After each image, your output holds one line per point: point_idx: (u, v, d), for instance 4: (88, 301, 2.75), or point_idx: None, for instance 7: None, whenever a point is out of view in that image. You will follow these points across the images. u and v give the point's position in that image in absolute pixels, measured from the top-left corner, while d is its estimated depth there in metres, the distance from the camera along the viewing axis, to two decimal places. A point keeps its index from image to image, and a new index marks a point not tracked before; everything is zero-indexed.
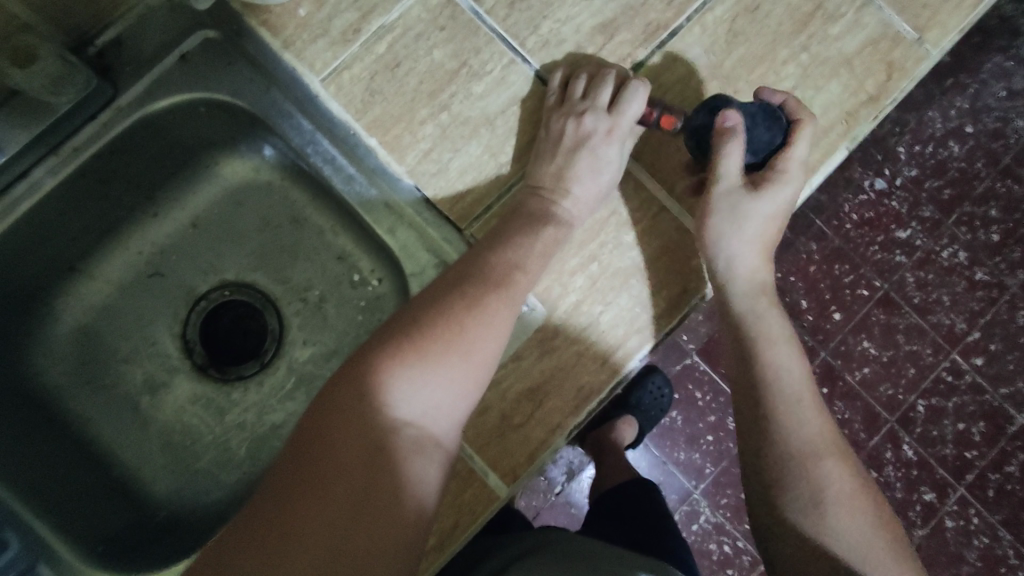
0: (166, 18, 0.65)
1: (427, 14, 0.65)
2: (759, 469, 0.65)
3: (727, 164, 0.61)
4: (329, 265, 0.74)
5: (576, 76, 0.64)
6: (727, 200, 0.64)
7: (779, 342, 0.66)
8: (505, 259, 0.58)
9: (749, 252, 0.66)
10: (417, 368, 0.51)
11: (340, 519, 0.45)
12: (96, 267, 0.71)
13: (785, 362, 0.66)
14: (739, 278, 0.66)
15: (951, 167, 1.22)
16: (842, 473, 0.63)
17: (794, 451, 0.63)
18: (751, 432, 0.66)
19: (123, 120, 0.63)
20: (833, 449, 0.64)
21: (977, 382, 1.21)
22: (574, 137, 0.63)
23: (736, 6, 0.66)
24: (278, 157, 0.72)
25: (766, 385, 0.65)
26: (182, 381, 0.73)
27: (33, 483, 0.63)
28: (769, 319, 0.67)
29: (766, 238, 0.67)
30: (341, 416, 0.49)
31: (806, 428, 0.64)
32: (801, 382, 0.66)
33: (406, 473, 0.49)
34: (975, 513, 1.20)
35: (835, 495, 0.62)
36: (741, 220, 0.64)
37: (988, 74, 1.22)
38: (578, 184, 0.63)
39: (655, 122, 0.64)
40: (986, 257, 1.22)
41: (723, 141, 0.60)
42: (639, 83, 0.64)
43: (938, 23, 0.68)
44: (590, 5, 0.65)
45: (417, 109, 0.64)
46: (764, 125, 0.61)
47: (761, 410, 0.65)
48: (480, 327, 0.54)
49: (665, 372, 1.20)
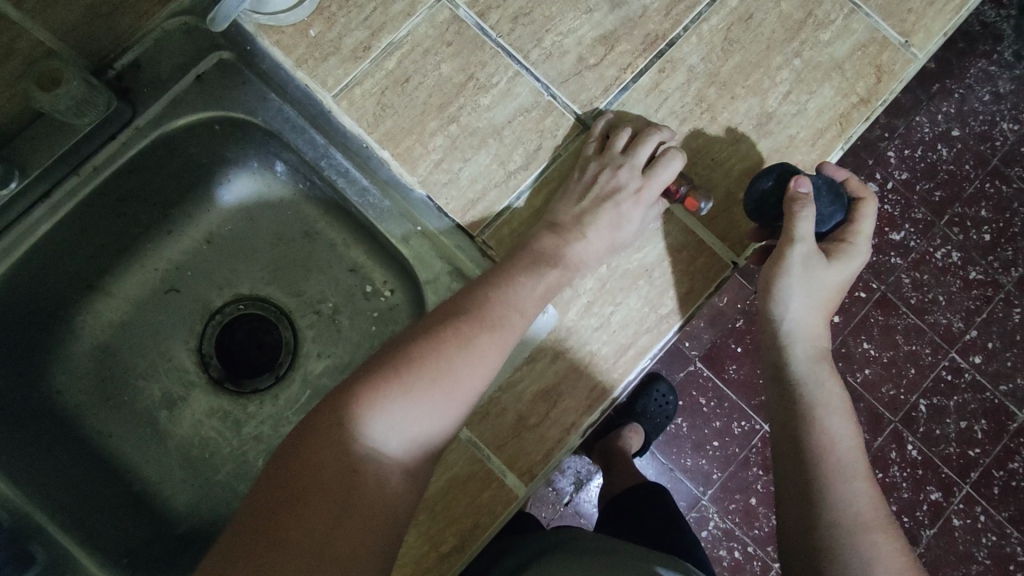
0: (182, 40, 0.67)
1: (434, 30, 0.67)
2: (806, 536, 0.65)
3: (804, 230, 0.65)
4: (341, 277, 0.76)
5: (622, 130, 0.67)
6: (800, 262, 0.68)
7: (837, 417, 0.69)
8: (498, 292, 0.59)
9: (808, 310, 0.71)
10: (400, 398, 0.52)
11: (319, 533, 0.46)
12: (113, 285, 0.72)
13: (841, 434, 0.68)
14: (798, 333, 0.72)
15: (940, 169, 1.25)
16: (893, 550, 0.62)
17: (843, 520, 0.63)
18: (802, 498, 0.66)
19: (142, 139, 0.65)
20: (886, 527, 0.64)
21: (977, 380, 1.23)
22: (604, 187, 0.66)
23: (730, 15, 0.69)
24: (290, 173, 0.73)
25: (819, 456, 0.66)
26: (199, 395, 0.73)
27: (61, 499, 0.64)
28: (827, 393, 0.70)
29: (831, 302, 0.72)
30: (323, 436, 0.49)
31: (858, 500, 0.64)
32: (854, 457, 0.67)
33: (384, 497, 0.49)
34: (982, 511, 1.21)
35: (885, 571, 0.61)
36: (813, 283, 0.69)
37: (972, 79, 1.26)
38: (594, 232, 0.64)
39: (679, 199, 0.67)
40: (979, 256, 1.24)
41: (808, 208, 0.64)
42: (675, 155, 0.66)
43: (922, 27, 0.71)
44: (590, 19, 0.68)
45: (427, 121, 0.67)
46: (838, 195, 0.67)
47: (809, 475, 0.66)
48: (466, 361, 0.55)
49: (670, 380, 1.22)
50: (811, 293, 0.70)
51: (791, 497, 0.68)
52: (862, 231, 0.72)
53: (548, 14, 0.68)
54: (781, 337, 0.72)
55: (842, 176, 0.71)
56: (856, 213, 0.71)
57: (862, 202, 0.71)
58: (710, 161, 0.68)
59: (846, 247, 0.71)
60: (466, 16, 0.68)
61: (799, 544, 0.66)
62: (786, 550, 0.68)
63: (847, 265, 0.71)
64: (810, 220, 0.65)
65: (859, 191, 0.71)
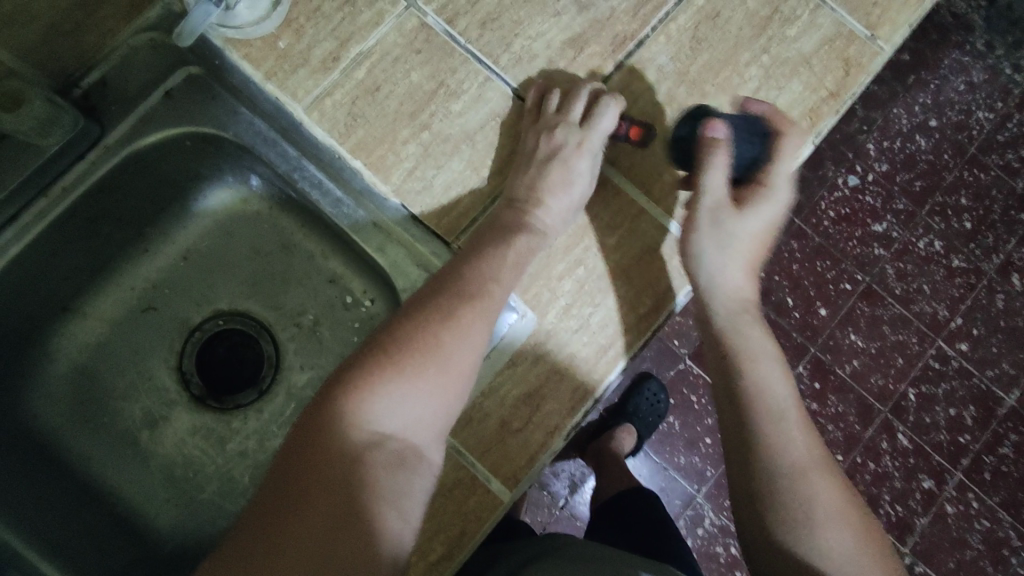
0: (149, 56, 0.67)
1: (403, 38, 0.67)
2: (750, 486, 0.62)
3: (713, 177, 0.65)
4: (320, 288, 0.75)
5: (553, 92, 0.67)
6: (709, 213, 0.66)
7: (766, 362, 0.65)
8: (479, 271, 0.59)
9: (735, 266, 0.68)
10: (392, 382, 0.52)
11: (321, 531, 0.44)
12: (88, 305, 0.72)
13: (771, 380, 0.64)
14: (722, 289, 0.68)
15: (919, 160, 1.26)
16: (830, 489, 0.60)
17: (781, 467, 0.60)
18: (741, 449, 0.63)
19: (112, 158, 0.65)
20: (824, 468, 0.61)
21: (964, 366, 1.24)
22: (548, 149, 0.66)
23: (698, 14, 0.69)
24: (265, 186, 0.73)
25: (753, 403, 0.63)
26: (180, 413, 0.73)
27: (41, 525, 0.62)
28: (753, 339, 0.67)
29: (751, 254, 0.70)
30: (321, 434, 0.50)
31: (795, 445, 0.61)
32: (785, 400, 0.64)
33: (388, 485, 0.49)
34: (974, 497, 1.21)
35: (822, 511, 0.58)
36: (724, 233, 0.67)
37: (946, 69, 1.28)
38: (554, 196, 0.64)
39: (624, 134, 0.68)
40: (961, 244, 1.26)
41: (716, 150, 0.64)
42: (611, 98, 0.67)
43: (888, 19, 0.71)
44: (559, 22, 0.68)
45: (399, 130, 0.67)
46: (753, 135, 0.66)
47: (745, 424, 0.63)
48: (451, 332, 0.55)
49: (660, 379, 1.22)
50: (725, 244, 0.67)
51: (732, 449, 0.64)
52: (781, 169, 0.68)
53: (516, 19, 0.68)
54: (701, 293, 0.68)
55: (762, 108, 0.67)
56: (776, 150, 0.67)
57: (782, 136, 0.66)
58: (685, 161, 0.69)
59: (762, 190, 0.69)
60: (434, 23, 0.68)
61: (742, 496, 0.63)
62: (734, 503, 0.65)
63: (759, 213, 0.69)
64: (719, 169, 0.65)
65: (779, 126, 0.67)
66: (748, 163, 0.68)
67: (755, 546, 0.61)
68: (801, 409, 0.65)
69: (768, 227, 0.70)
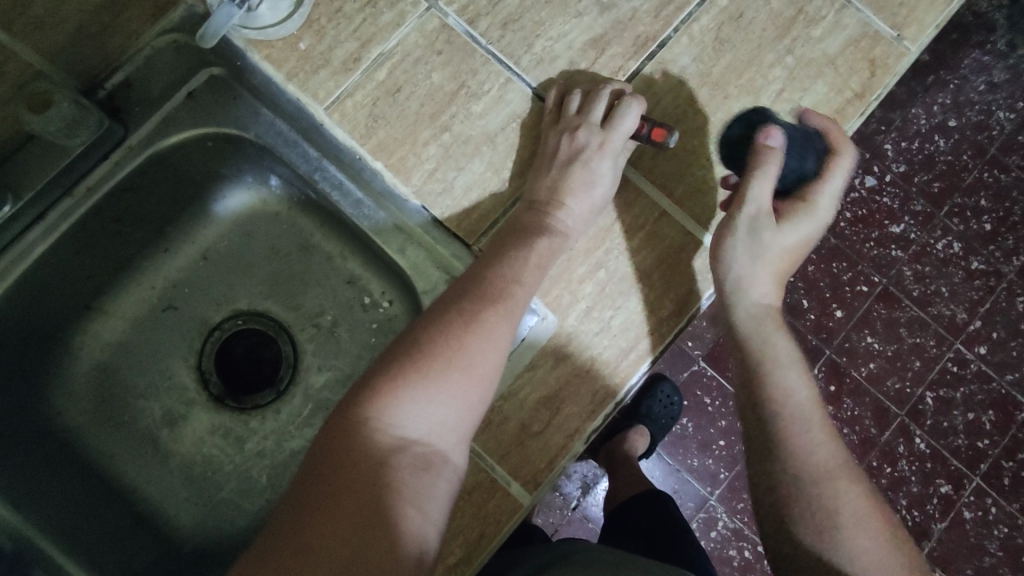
0: (172, 58, 0.67)
1: (424, 39, 0.67)
2: (775, 488, 0.64)
3: (761, 186, 0.65)
4: (339, 289, 0.75)
5: (574, 92, 0.67)
6: (749, 221, 0.66)
7: (787, 367, 0.67)
8: (500, 273, 0.59)
9: (766, 273, 0.69)
10: (416, 385, 0.52)
11: (349, 534, 0.45)
12: (109, 305, 0.72)
13: (794, 386, 0.66)
14: (750, 294, 0.69)
15: (939, 161, 1.25)
16: (853, 493, 0.62)
17: (807, 473, 0.63)
18: (766, 455, 0.65)
19: (135, 158, 0.65)
20: (846, 473, 0.63)
21: (983, 370, 1.22)
22: (569, 151, 0.65)
23: (721, 14, 0.69)
24: (285, 186, 0.73)
25: (777, 410, 0.65)
26: (199, 412, 0.73)
27: (62, 522, 0.63)
28: (775, 343, 0.68)
29: (784, 265, 0.70)
30: (347, 437, 0.50)
31: (818, 450, 0.63)
32: (808, 406, 0.66)
33: (413, 488, 0.49)
34: (992, 503, 1.20)
35: (846, 514, 0.61)
36: (758, 240, 0.66)
37: (967, 69, 1.26)
38: (575, 198, 0.64)
39: (646, 135, 0.66)
40: (981, 246, 1.24)
41: (765, 161, 0.65)
42: (634, 99, 0.66)
43: (914, 19, 0.70)
44: (580, 23, 0.68)
45: (419, 131, 0.66)
46: (810, 149, 0.68)
47: (769, 428, 0.65)
48: (474, 335, 0.55)
49: (674, 381, 1.21)
50: (759, 251, 0.67)
51: (755, 454, 0.66)
52: (825, 190, 0.70)
53: (538, 20, 0.68)
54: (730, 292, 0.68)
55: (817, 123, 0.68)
56: (826, 168, 0.69)
57: (838, 156, 0.67)
58: (706, 164, 0.68)
59: (802, 206, 0.69)
60: (456, 24, 0.68)
61: (768, 502, 0.64)
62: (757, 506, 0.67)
63: (800, 230, 0.69)
64: (767, 178, 0.65)
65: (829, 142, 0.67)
66: (800, 177, 0.70)
67: (782, 551, 0.63)
68: (823, 414, 0.67)
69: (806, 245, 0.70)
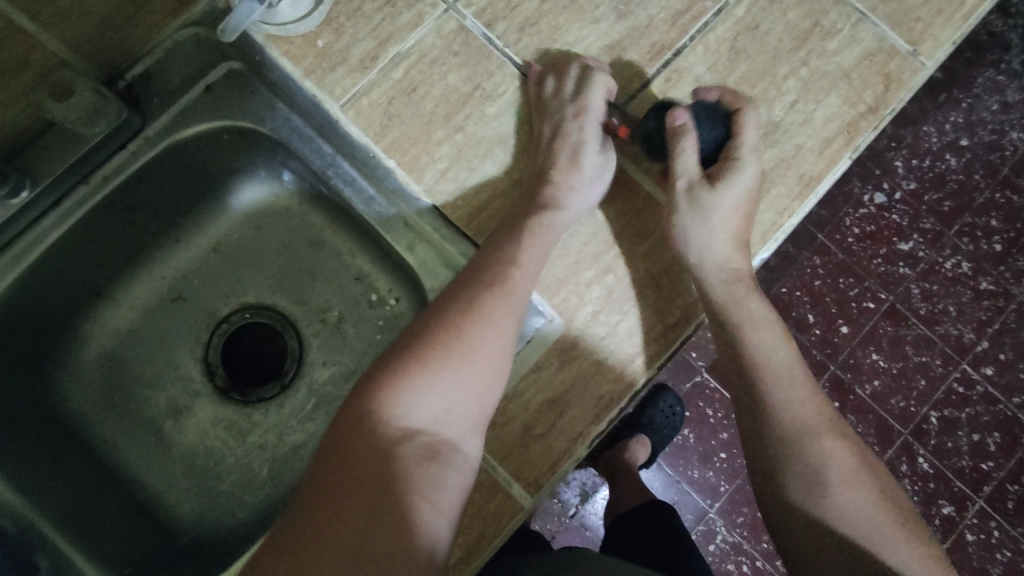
0: (192, 51, 0.68)
1: (441, 40, 0.68)
2: (765, 450, 0.62)
3: (684, 161, 0.64)
4: (348, 286, 0.76)
5: (545, 78, 0.67)
6: (684, 196, 0.64)
7: (763, 327, 0.64)
8: (510, 270, 0.59)
9: (723, 240, 0.64)
10: (421, 374, 0.52)
11: (358, 523, 0.45)
12: (120, 293, 0.73)
13: (774, 345, 0.64)
14: (712, 263, 0.64)
15: (949, 179, 1.24)
16: (841, 452, 0.60)
17: (790, 429, 0.61)
18: (751, 416, 0.63)
19: (151, 148, 0.66)
20: (831, 428, 0.61)
21: (989, 392, 1.21)
22: (552, 133, 0.66)
23: (737, 25, 0.69)
24: (297, 181, 0.74)
25: (756, 370, 0.63)
26: (204, 404, 0.73)
27: (66, 508, 0.64)
28: (749, 308, 0.64)
29: (742, 230, 0.65)
30: (355, 429, 0.50)
31: (801, 407, 0.61)
32: (790, 365, 0.64)
33: (420, 479, 0.49)
34: (996, 526, 1.18)
35: (834, 472, 0.59)
36: (699, 209, 0.63)
37: (980, 89, 1.26)
38: (579, 174, 0.64)
39: (615, 129, 0.68)
40: (990, 266, 1.23)
41: (679, 137, 0.63)
42: (598, 72, 0.66)
43: (930, 36, 0.70)
44: (597, 29, 0.69)
45: (433, 131, 0.67)
46: (715, 115, 0.63)
47: (753, 389, 0.63)
48: (481, 326, 0.55)
49: (676, 391, 1.21)
50: (705, 220, 0.63)
51: (743, 417, 0.64)
52: (747, 143, 0.64)
53: (555, 25, 0.69)
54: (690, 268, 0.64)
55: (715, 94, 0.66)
56: (736, 125, 0.64)
57: (741, 111, 0.64)
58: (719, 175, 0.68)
59: (732, 163, 0.64)
60: (473, 26, 0.68)
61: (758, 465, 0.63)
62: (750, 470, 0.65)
63: (738, 185, 0.63)
64: (688, 152, 0.63)
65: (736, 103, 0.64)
66: (718, 142, 0.64)
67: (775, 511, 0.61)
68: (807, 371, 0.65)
69: (753, 195, 0.64)
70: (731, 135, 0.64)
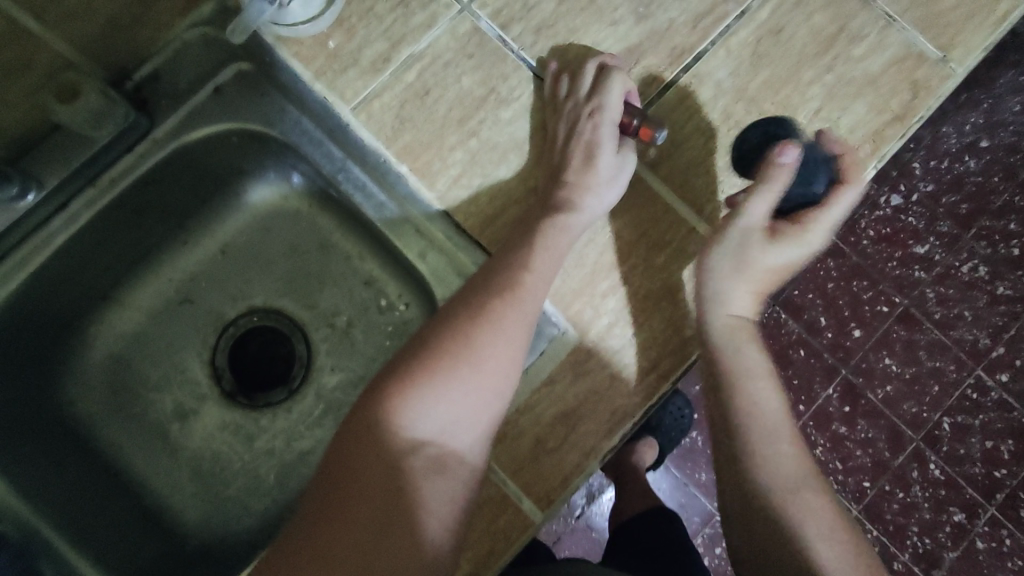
0: (200, 51, 0.66)
1: (455, 41, 0.66)
2: (744, 496, 0.60)
3: (759, 204, 0.62)
4: (356, 290, 0.74)
5: (560, 77, 0.65)
6: (736, 240, 0.63)
7: (761, 380, 0.63)
8: (522, 279, 0.57)
9: (745, 299, 0.65)
10: (430, 384, 0.51)
11: (364, 537, 0.45)
12: (127, 295, 0.72)
13: (763, 402, 0.63)
14: (728, 314, 0.64)
15: (968, 182, 1.21)
16: (820, 513, 0.58)
17: (769, 481, 0.59)
18: (733, 466, 0.62)
19: (159, 151, 0.65)
20: (814, 486, 0.59)
21: (1004, 400, 1.19)
22: (567, 134, 0.65)
23: (760, 28, 0.67)
24: (306, 184, 0.73)
25: (742, 421, 0.62)
26: (211, 407, 0.72)
27: (71, 512, 0.63)
28: (750, 357, 0.64)
29: (765, 284, 0.67)
30: (362, 440, 0.49)
31: (783, 462, 0.60)
32: (778, 421, 0.62)
33: (428, 493, 0.48)
34: (1008, 534, 1.17)
35: (814, 528, 0.57)
36: (743, 262, 0.63)
37: (1002, 89, 1.23)
38: (594, 176, 0.63)
39: (634, 130, 0.64)
40: (1008, 271, 1.21)
41: (775, 174, 0.62)
42: (616, 72, 0.64)
43: (961, 40, 0.68)
44: (616, 31, 0.67)
45: (446, 135, 0.65)
46: (817, 177, 0.63)
47: (736, 441, 0.62)
48: (491, 335, 0.54)
49: (686, 394, 1.19)
50: (736, 272, 0.64)
51: (727, 469, 0.62)
52: (827, 220, 0.64)
53: (572, 26, 0.67)
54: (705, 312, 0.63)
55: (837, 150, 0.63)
56: (832, 197, 0.63)
57: (846, 185, 0.63)
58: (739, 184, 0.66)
59: (797, 233, 0.64)
60: (487, 27, 0.66)
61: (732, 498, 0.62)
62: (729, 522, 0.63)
63: (790, 254, 0.65)
64: (767, 198, 0.62)
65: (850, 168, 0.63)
66: (759, 172, 0.64)
67: (745, 550, 0.60)
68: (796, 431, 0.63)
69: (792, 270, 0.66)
70: (818, 203, 0.64)
